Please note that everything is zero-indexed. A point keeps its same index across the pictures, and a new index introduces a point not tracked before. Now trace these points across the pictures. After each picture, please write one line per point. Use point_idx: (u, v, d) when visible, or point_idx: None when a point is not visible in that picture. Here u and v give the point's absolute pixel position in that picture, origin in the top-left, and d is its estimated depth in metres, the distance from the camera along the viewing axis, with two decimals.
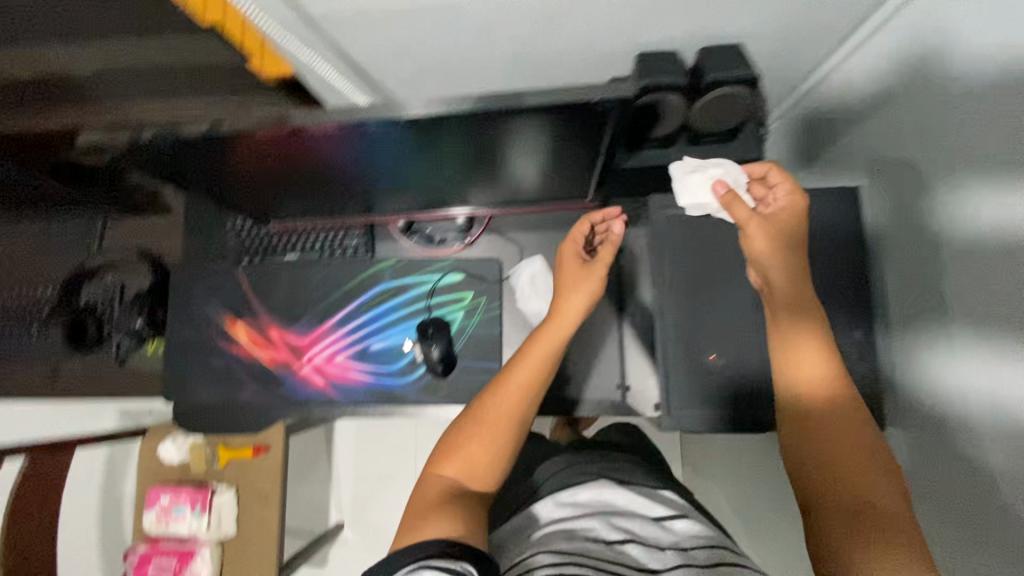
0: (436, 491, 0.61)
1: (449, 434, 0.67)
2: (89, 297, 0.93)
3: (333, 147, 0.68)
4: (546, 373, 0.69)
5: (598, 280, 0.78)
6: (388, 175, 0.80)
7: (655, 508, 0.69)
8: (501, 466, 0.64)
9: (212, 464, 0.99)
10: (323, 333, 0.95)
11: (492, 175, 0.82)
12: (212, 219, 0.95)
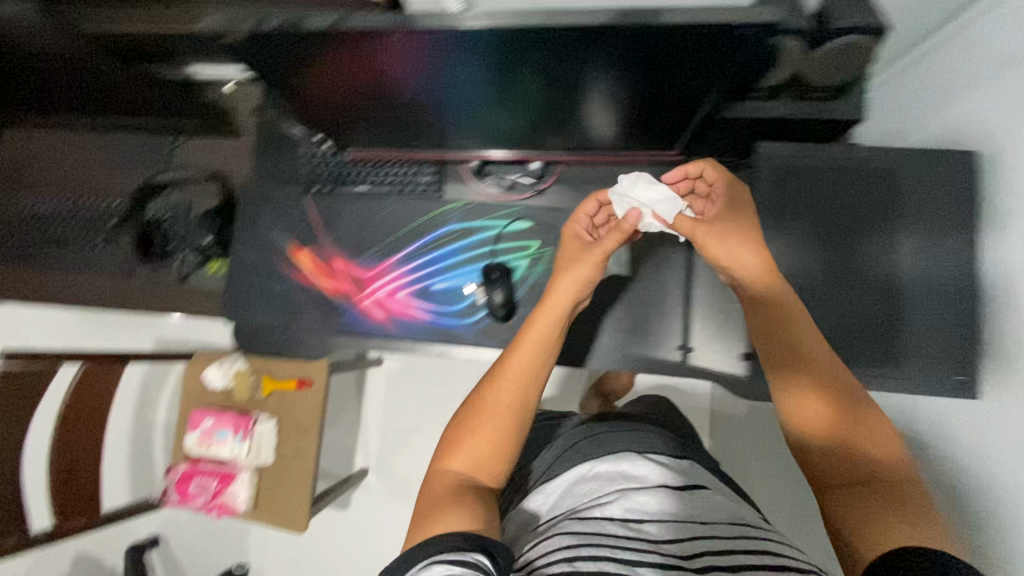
0: (445, 487, 0.56)
1: (451, 428, 0.61)
2: (156, 212, 0.98)
3: (410, 68, 0.65)
4: (544, 354, 0.62)
5: (597, 262, 0.66)
6: (460, 99, 0.73)
7: (675, 479, 0.60)
8: (508, 455, 0.59)
9: (254, 392, 1.20)
10: (386, 269, 0.96)
11: (574, 111, 0.76)
12: (290, 144, 0.97)
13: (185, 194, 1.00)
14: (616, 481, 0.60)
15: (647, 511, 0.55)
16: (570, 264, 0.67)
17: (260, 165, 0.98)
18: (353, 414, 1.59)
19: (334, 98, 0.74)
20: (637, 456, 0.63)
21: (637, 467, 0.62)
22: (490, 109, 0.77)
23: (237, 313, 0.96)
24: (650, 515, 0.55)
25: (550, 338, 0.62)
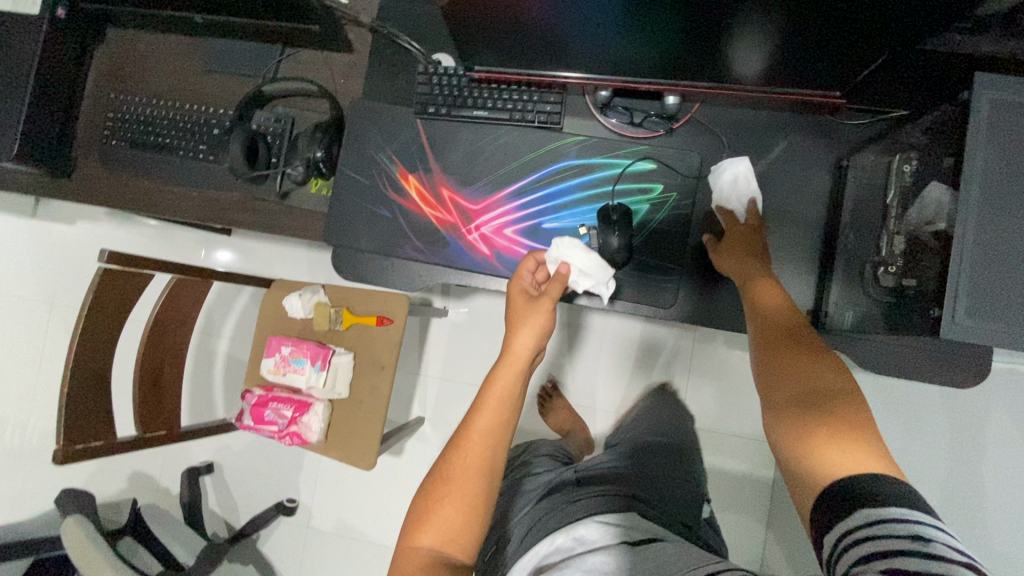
0: (420, 566, 0.62)
1: (420, 503, 0.67)
2: (262, 124, 0.94)
3: None
4: (502, 418, 0.69)
5: (545, 314, 0.74)
6: (617, 12, 0.66)
7: (628, 536, 0.70)
8: (477, 526, 0.65)
9: (334, 324, 1.18)
10: (494, 203, 0.91)
11: (735, 36, 0.69)
12: (406, 63, 0.92)
13: (293, 107, 0.96)
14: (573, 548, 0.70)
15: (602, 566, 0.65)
16: (523, 321, 0.74)
17: (372, 82, 0.93)
18: (414, 361, 1.56)
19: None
20: (591, 522, 0.74)
21: (592, 529, 0.72)
22: (636, 28, 0.69)
23: (339, 236, 0.92)
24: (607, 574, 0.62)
25: (509, 400, 0.69)
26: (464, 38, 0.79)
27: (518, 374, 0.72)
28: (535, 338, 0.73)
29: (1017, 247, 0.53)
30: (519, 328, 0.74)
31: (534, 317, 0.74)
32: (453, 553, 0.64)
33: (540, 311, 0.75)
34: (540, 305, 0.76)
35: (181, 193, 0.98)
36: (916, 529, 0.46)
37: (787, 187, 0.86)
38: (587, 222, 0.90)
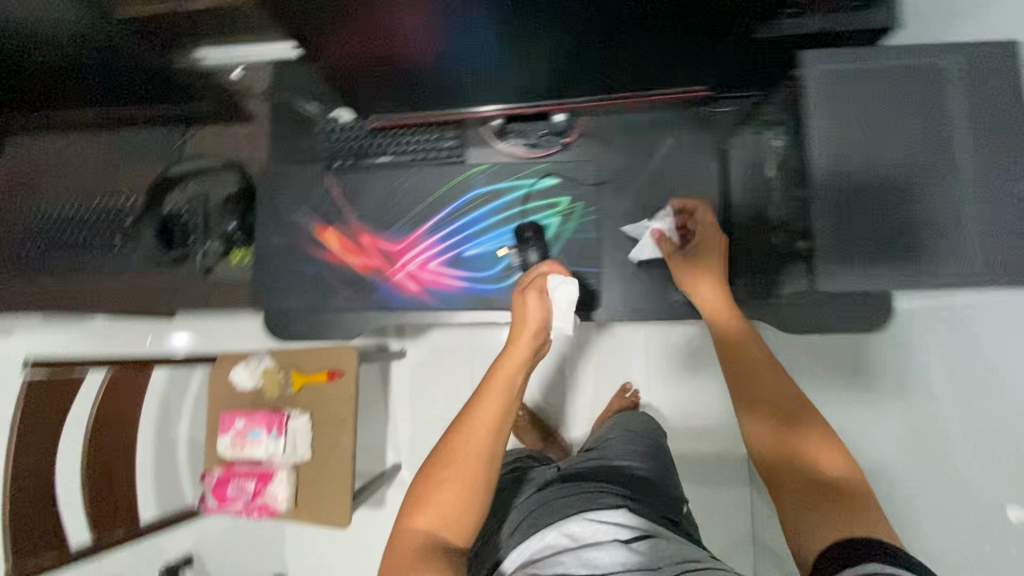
0: (413, 547, 0.56)
1: (417, 482, 0.62)
2: (174, 205, 0.96)
3: (419, 15, 0.66)
4: (511, 403, 0.66)
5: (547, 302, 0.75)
6: (489, 56, 0.73)
7: (620, 532, 0.65)
8: (475, 512, 0.59)
9: (285, 388, 1.18)
10: (414, 241, 0.93)
11: (597, 63, 0.76)
12: (305, 122, 0.95)
13: (203, 183, 0.97)
14: (569, 545, 0.65)
15: (599, 564, 0.60)
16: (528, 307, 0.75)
17: (275, 146, 0.96)
18: (380, 408, 1.55)
19: (352, 53, 0.73)
20: (583, 517, 0.68)
21: (585, 524, 0.67)
22: (506, 68, 0.77)
23: (269, 299, 0.93)
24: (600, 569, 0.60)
25: (518, 384, 0.67)
26: (357, 96, 0.84)
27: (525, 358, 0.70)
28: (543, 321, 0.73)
29: (855, 202, 0.62)
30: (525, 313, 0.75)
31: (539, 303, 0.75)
32: (448, 539, 0.58)
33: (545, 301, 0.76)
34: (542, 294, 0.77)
35: (103, 286, 0.98)
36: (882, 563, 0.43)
37: (681, 181, 0.92)
38: (505, 242, 0.93)
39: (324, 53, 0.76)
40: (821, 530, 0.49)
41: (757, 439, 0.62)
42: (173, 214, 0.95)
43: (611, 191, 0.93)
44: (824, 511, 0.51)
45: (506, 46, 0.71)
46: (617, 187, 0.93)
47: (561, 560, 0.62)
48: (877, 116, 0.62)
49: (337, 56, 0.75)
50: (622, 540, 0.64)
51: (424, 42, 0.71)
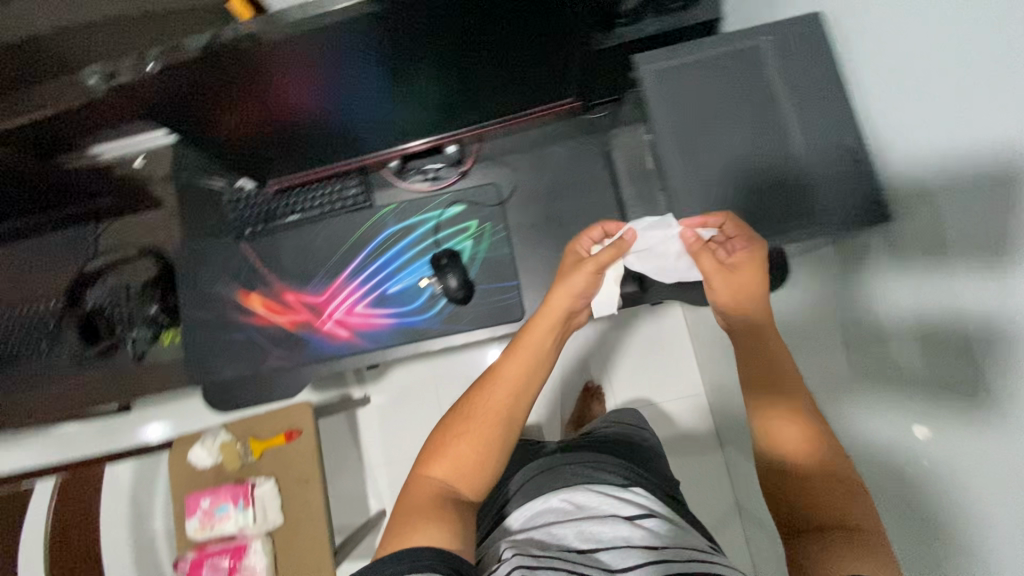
0: (428, 493, 0.62)
1: (439, 434, 0.68)
2: (95, 301, 0.97)
3: (298, 82, 0.71)
4: (533, 376, 0.71)
5: (590, 276, 0.78)
6: (372, 101, 0.79)
7: (623, 508, 0.66)
8: (487, 470, 0.65)
9: (245, 458, 1.18)
10: (337, 289, 0.96)
11: (470, 91, 0.83)
12: (209, 198, 0.98)
13: (122, 274, 0.99)
14: (571, 512, 0.66)
15: (602, 538, 0.61)
16: (565, 279, 0.78)
17: (186, 225, 0.98)
18: (353, 459, 1.53)
19: (246, 126, 0.79)
20: (588, 489, 0.69)
21: (592, 496, 0.68)
22: (397, 110, 0.84)
23: (205, 374, 0.94)
24: (604, 543, 0.60)
25: (540, 359, 0.73)
26: (255, 164, 0.88)
27: (551, 333, 0.75)
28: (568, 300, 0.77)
29: (707, 177, 0.68)
30: (562, 284, 0.78)
31: (571, 278, 0.78)
32: (460, 489, 0.64)
33: (588, 277, 0.78)
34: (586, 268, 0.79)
35: (31, 395, 0.96)
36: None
37: (578, 185, 0.98)
38: (425, 273, 0.96)
39: (217, 139, 0.80)
40: (838, 559, 0.49)
41: (783, 443, 0.61)
42: (95, 309, 0.96)
43: (515, 206, 0.98)
44: (830, 542, 0.51)
45: (385, 89, 0.77)
46: (520, 201, 0.98)
47: (566, 526, 0.63)
48: (708, 99, 0.69)
49: (228, 136, 0.80)
50: (629, 517, 0.64)
51: (308, 103, 0.77)
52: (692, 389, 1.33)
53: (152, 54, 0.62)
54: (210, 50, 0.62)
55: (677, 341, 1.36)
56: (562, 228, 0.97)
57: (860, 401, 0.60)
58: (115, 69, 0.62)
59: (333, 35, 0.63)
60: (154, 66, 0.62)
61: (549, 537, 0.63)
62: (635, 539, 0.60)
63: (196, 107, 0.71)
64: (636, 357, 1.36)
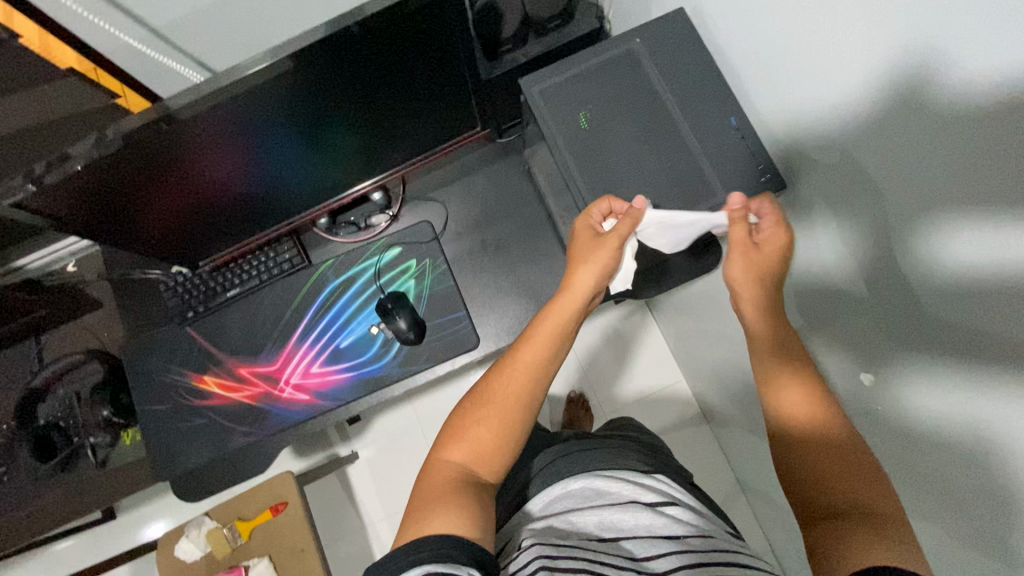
0: (446, 477, 0.57)
1: (457, 415, 0.62)
2: (47, 415, 0.94)
3: (216, 155, 0.72)
4: (556, 360, 0.63)
5: (614, 255, 0.63)
6: (292, 161, 0.81)
7: (645, 494, 0.61)
8: (508, 451, 0.60)
9: (235, 542, 1.14)
10: (290, 354, 0.96)
11: (384, 137, 0.85)
12: (148, 288, 0.99)
13: (70, 383, 0.97)
14: (592, 499, 0.62)
15: (624, 527, 0.57)
16: (587, 256, 0.64)
17: (128, 321, 0.98)
18: (352, 521, 1.45)
19: (163, 215, 0.79)
20: (606, 473, 0.65)
21: (612, 481, 0.64)
22: (314, 168, 0.85)
23: (173, 464, 0.93)
24: (625, 532, 0.57)
25: (564, 334, 0.63)
26: (186, 247, 0.88)
27: (576, 308, 0.64)
28: (598, 278, 0.63)
29: (607, 181, 0.70)
30: (582, 263, 0.64)
31: (601, 252, 0.63)
32: (480, 473, 0.59)
33: (610, 254, 0.64)
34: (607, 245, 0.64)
35: None
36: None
37: (509, 205, 1.00)
38: (373, 320, 0.96)
39: (137, 234, 0.80)
40: (855, 541, 0.46)
41: (785, 404, 0.58)
42: (50, 424, 0.94)
43: (451, 238, 1.00)
44: (844, 530, 0.48)
45: (302, 146, 0.78)
46: (454, 232, 1.00)
47: (585, 515, 0.60)
48: (596, 104, 0.72)
49: (155, 223, 0.80)
50: (651, 503, 0.60)
51: (232, 174, 0.77)
52: (670, 380, 1.36)
53: (59, 158, 0.62)
54: (119, 141, 0.62)
55: (651, 338, 1.38)
56: (501, 249, 0.98)
57: (837, 329, 0.66)
58: (3, 190, 0.62)
59: (260, 96, 0.65)
60: (47, 181, 0.62)
61: (568, 527, 0.59)
62: (657, 528, 0.57)
63: (116, 200, 0.71)
64: (612, 361, 1.37)
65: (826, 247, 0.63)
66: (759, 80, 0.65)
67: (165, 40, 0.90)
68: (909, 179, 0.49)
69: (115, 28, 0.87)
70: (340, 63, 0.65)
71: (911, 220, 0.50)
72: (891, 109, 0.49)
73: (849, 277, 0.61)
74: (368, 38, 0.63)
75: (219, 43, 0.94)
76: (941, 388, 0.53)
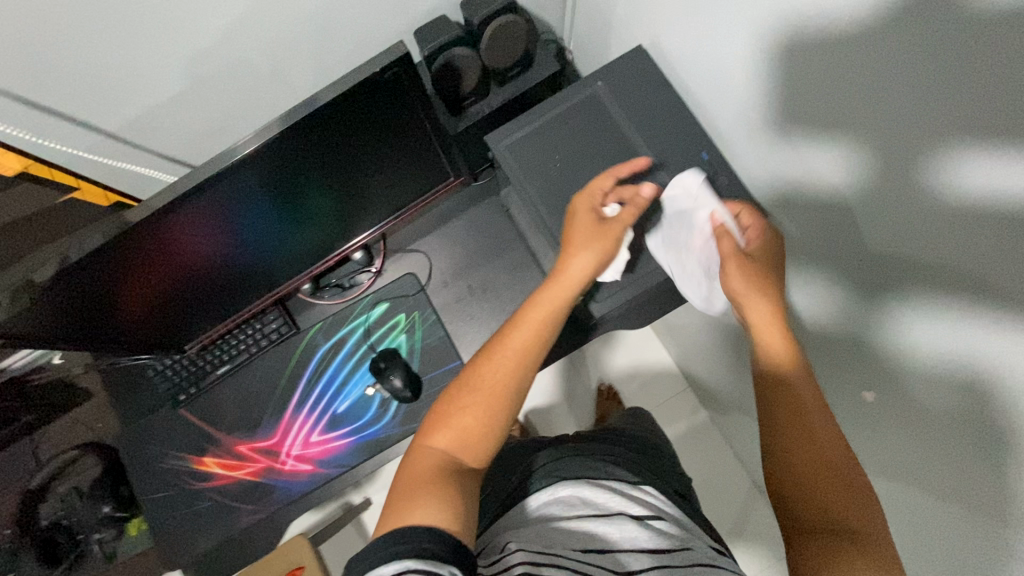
0: (427, 467, 0.51)
1: (442, 401, 0.55)
2: (50, 514, 0.94)
3: (190, 233, 0.68)
4: (550, 345, 0.58)
5: (611, 245, 0.63)
6: (273, 223, 0.77)
7: (633, 507, 0.57)
8: (495, 444, 0.54)
9: None
10: (288, 425, 0.94)
11: (360, 200, 0.84)
12: (137, 375, 0.97)
13: (70, 478, 0.96)
14: (576, 506, 0.57)
15: (608, 539, 0.53)
16: (583, 241, 0.62)
17: (120, 409, 0.96)
18: None
19: (146, 290, 0.75)
20: (595, 481, 0.60)
21: (599, 490, 0.59)
22: (292, 233, 0.82)
23: (181, 552, 0.92)
24: (613, 544, 0.52)
25: (560, 321, 0.59)
26: (171, 331, 0.87)
27: (571, 296, 0.60)
28: (597, 264, 0.62)
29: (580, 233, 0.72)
30: (580, 248, 0.62)
31: (601, 241, 0.62)
32: (463, 461, 0.53)
33: (609, 240, 0.63)
34: (608, 231, 0.63)
35: None
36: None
37: (492, 245, 0.99)
38: (368, 381, 0.95)
39: (122, 319, 0.76)
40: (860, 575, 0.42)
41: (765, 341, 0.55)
42: (53, 523, 0.93)
43: (436, 287, 0.99)
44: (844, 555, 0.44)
45: (280, 213, 0.76)
46: (440, 281, 0.99)
47: (571, 525, 0.54)
48: (567, 153, 0.73)
49: (138, 307, 0.77)
50: (638, 515, 0.56)
51: (213, 246, 0.74)
52: (663, 375, 1.36)
53: (28, 278, 0.61)
54: (90, 250, 0.61)
55: (631, 337, 1.38)
56: (489, 292, 0.97)
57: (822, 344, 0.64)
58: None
59: (233, 181, 0.64)
60: (18, 304, 0.62)
61: (551, 531, 0.54)
62: (645, 542, 0.52)
63: (96, 294, 0.69)
64: (602, 365, 1.37)
65: (814, 248, 0.60)
66: (729, 109, 0.65)
67: (126, 143, 0.75)
68: (874, 223, 0.50)
69: (59, 142, 0.70)
70: (305, 143, 0.65)
71: (884, 251, 0.50)
72: (855, 155, 0.49)
73: (843, 261, 0.56)
74: (326, 118, 0.63)
75: (205, 139, 0.80)
76: (938, 379, 0.48)
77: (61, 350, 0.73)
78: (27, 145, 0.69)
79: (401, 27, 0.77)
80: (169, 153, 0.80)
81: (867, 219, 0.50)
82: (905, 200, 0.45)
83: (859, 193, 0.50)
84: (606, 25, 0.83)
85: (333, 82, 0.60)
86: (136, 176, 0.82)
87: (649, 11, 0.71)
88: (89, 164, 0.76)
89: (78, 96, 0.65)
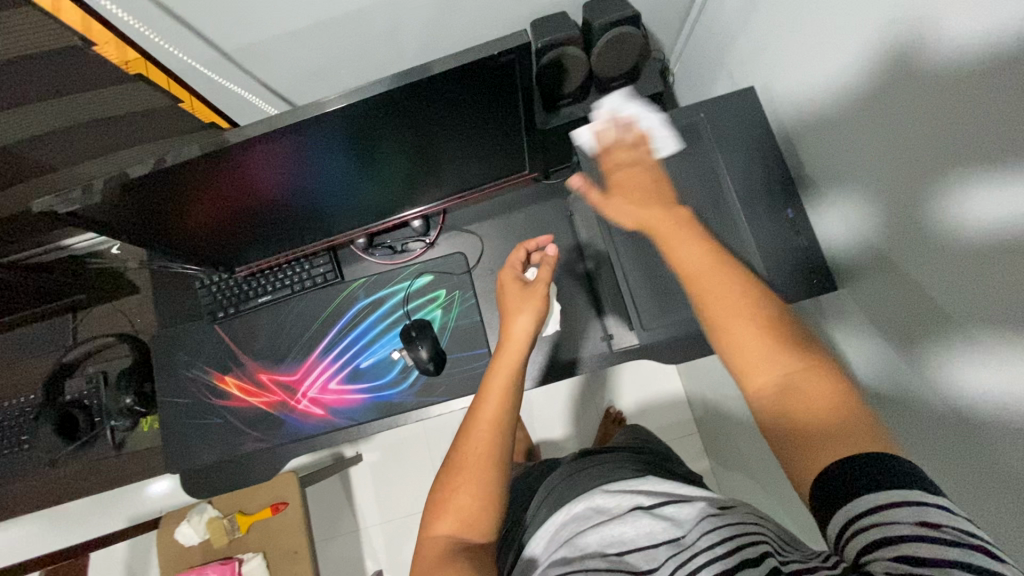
0: (438, 553, 0.56)
1: (437, 490, 0.61)
2: (74, 391, 0.98)
3: (270, 170, 0.71)
4: (513, 406, 0.64)
5: (542, 301, 0.69)
6: (343, 182, 0.80)
7: (645, 500, 0.58)
8: (495, 509, 0.59)
9: (232, 533, 1.14)
10: (311, 366, 0.97)
11: (436, 173, 0.86)
12: (182, 283, 1.01)
13: (100, 362, 1.01)
14: (591, 519, 0.59)
15: (626, 540, 0.53)
16: (519, 307, 0.69)
17: (160, 310, 1.01)
18: (348, 523, 1.40)
19: (217, 220, 0.80)
20: (604, 491, 0.63)
21: (611, 497, 0.61)
22: (360, 193, 0.85)
23: (183, 458, 0.95)
24: (629, 542, 0.52)
25: (512, 383, 0.64)
26: (223, 257, 0.91)
27: (518, 358, 0.66)
28: (533, 324, 0.67)
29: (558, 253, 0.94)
30: (516, 314, 0.69)
31: (529, 302, 0.69)
32: (472, 536, 0.58)
33: (537, 298, 0.69)
34: (533, 291, 0.70)
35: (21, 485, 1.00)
36: (926, 511, 0.36)
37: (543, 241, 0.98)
38: (395, 345, 0.97)
39: (185, 235, 0.81)
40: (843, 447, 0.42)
41: (753, 379, 0.49)
42: (75, 400, 0.98)
43: (482, 272, 0.99)
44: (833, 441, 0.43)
45: (358, 174, 0.79)
46: (487, 267, 0.99)
47: (588, 535, 0.55)
48: None
49: (202, 229, 0.81)
50: (649, 508, 0.57)
51: (288, 193, 0.78)
52: (672, 412, 1.37)
53: (121, 172, 0.64)
54: (182, 161, 0.63)
55: (645, 368, 1.39)
56: None
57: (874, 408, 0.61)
58: (60, 203, 0.64)
59: (321, 130, 0.65)
60: (102, 198, 0.64)
61: (573, 550, 0.54)
62: (659, 531, 0.52)
63: (165, 211, 0.73)
64: (613, 391, 1.39)
65: (895, 310, 0.56)
66: (826, 174, 0.64)
67: (235, 65, 0.77)
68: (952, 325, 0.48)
69: (176, 54, 0.73)
70: (408, 106, 0.66)
71: (952, 347, 0.48)
72: (941, 244, 0.47)
73: (909, 332, 0.54)
74: (431, 90, 0.64)
75: (306, 77, 0.82)
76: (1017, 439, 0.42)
77: (126, 244, 0.77)
78: (146, 47, 0.71)
79: (519, 13, 0.78)
80: (268, 82, 0.82)
81: (907, 261, 0.52)
82: (940, 235, 0.47)
83: (901, 229, 0.53)
84: (718, 56, 0.82)
85: (449, 57, 0.61)
86: (235, 100, 0.84)
87: (765, 53, 0.70)
88: (196, 80, 0.78)
89: (204, 16, 0.67)
